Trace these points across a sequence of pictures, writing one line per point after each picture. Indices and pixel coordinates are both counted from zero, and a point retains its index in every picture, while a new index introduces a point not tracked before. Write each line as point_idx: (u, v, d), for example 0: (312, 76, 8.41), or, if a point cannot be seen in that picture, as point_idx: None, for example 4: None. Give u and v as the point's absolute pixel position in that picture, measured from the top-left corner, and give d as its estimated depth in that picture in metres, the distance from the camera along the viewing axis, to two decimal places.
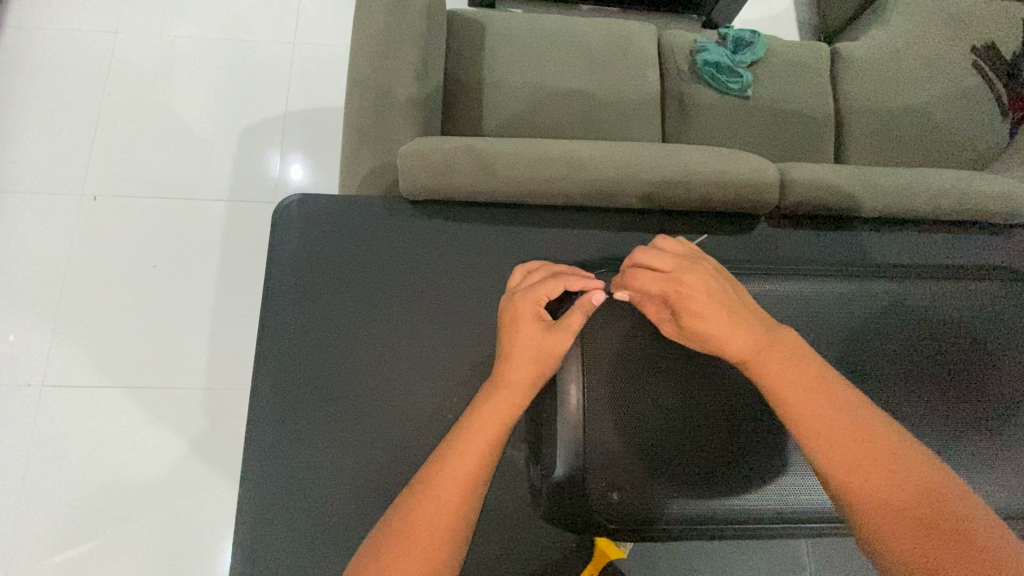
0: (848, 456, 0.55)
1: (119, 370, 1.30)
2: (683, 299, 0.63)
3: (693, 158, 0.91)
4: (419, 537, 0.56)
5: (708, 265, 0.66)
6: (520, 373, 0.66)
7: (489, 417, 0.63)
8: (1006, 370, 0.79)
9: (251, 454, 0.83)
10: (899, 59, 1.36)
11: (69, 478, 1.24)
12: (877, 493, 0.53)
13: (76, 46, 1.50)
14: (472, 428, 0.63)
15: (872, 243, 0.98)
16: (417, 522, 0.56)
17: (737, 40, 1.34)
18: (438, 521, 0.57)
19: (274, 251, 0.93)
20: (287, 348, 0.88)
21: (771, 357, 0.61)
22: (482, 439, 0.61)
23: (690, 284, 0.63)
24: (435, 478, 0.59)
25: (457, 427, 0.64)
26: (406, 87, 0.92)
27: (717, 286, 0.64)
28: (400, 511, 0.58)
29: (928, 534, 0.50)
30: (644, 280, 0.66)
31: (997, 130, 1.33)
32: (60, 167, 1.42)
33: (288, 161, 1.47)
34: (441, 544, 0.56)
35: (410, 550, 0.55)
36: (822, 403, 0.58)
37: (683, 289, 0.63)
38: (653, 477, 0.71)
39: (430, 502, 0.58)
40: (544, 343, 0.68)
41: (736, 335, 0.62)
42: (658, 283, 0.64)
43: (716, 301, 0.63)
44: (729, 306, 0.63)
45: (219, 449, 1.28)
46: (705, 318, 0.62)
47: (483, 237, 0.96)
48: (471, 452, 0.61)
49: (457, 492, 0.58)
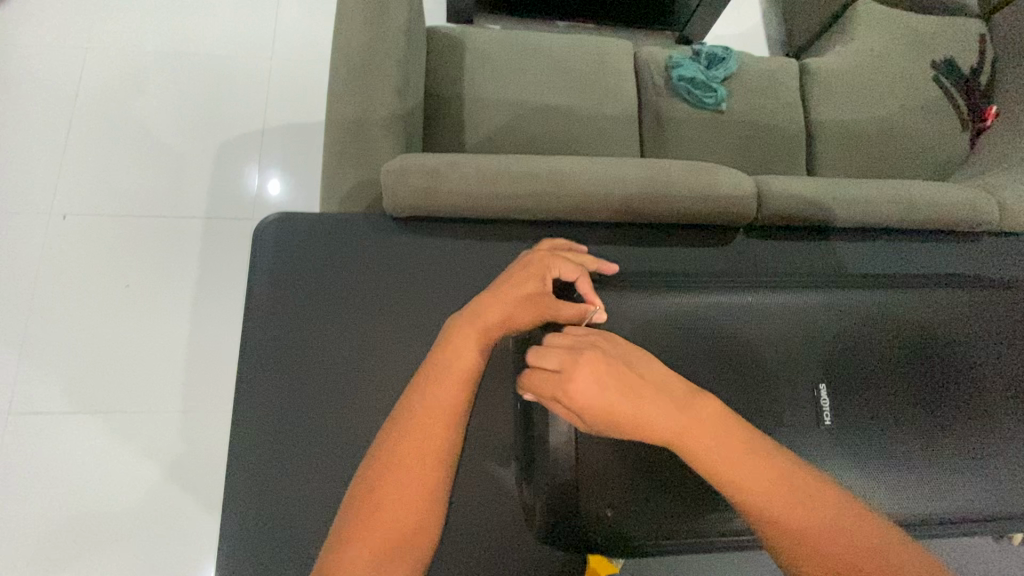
0: (793, 525, 0.50)
1: (92, 393, 1.26)
2: (574, 398, 0.56)
3: (673, 172, 0.93)
4: (407, 463, 0.55)
5: (592, 342, 0.60)
6: (498, 311, 0.65)
7: (464, 346, 0.62)
8: (980, 374, 0.82)
9: (235, 478, 0.81)
10: (865, 74, 1.41)
11: (39, 507, 1.18)
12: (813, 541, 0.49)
13: (46, 62, 1.47)
14: (450, 357, 0.61)
15: (849, 252, 1.01)
16: (405, 457, 0.55)
17: (711, 56, 1.38)
18: (425, 445, 0.56)
19: (256, 269, 0.91)
20: (269, 368, 0.86)
21: (670, 433, 0.55)
22: (460, 366, 0.60)
23: (584, 385, 0.56)
24: (416, 410, 0.58)
25: (434, 357, 0.62)
26: (388, 103, 0.93)
27: (611, 368, 0.57)
28: (384, 449, 0.56)
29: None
30: (538, 378, 0.59)
31: (959, 141, 1.39)
32: (28, 186, 1.38)
33: (268, 176, 1.45)
34: (432, 476, 0.55)
35: (400, 487, 0.53)
36: (757, 474, 0.52)
37: (571, 387, 0.56)
38: (648, 494, 0.71)
39: (415, 431, 0.56)
40: (529, 300, 0.67)
41: (653, 425, 0.55)
42: (547, 379, 0.59)
43: (602, 385, 0.56)
44: (619, 379, 0.57)
45: (198, 474, 1.24)
46: (596, 404, 0.56)
47: (470, 252, 0.96)
48: (452, 379, 0.59)
49: (444, 422, 0.57)
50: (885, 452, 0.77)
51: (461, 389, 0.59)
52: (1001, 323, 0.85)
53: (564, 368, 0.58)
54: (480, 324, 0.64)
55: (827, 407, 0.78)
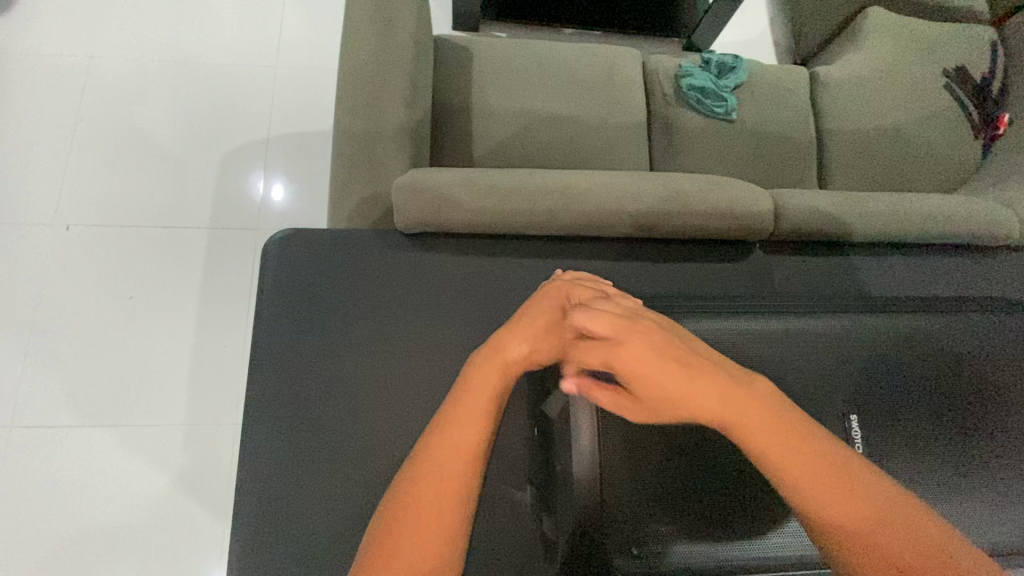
0: (824, 492, 0.51)
1: (96, 405, 1.25)
2: (628, 369, 0.57)
3: (687, 186, 0.91)
4: (427, 505, 0.54)
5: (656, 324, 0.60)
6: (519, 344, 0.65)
7: (482, 382, 0.61)
8: (1005, 394, 0.80)
9: (243, 498, 0.79)
10: (876, 82, 1.39)
11: (41, 522, 1.17)
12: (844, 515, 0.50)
13: (49, 69, 1.46)
14: (469, 394, 0.60)
15: (868, 269, 0.99)
16: (424, 500, 0.54)
17: (721, 64, 1.37)
18: (444, 487, 0.55)
19: (265, 284, 0.90)
20: (277, 386, 0.85)
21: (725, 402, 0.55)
22: (480, 403, 0.60)
23: (631, 352, 0.57)
24: (438, 445, 0.57)
25: (453, 391, 0.62)
26: (397, 115, 0.91)
27: (665, 344, 0.58)
28: (403, 486, 0.56)
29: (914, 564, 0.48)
30: (585, 352, 0.60)
31: (971, 148, 1.38)
32: (30, 194, 1.36)
33: (273, 183, 1.44)
34: (452, 513, 0.54)
35: (419, 523, 0.53)
36: (788, 444, 0.53)
37: (629, 357, 0.57)
38: (672, 527, 0.69)
39: (436, 475, 0.55)
40: (551, 326, 0.66)
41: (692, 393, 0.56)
42: (597, 353, 0.59)
43: (662, 359, 0.56)
44: (680, 355, 0.57)
45: (203, 486, 1.23)
46: (650, 374, 0.56)
47: (481, 266, 0.95)
48: (471, 416, 0.59)
49: (461, 458, 0.56)
50: (912, 477, 0.75)
51: (480, 429, 0.58)
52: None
53: (620, 342, 0.58)
54: (502, 356, 0.64)
55: (858, 433, 0.76)
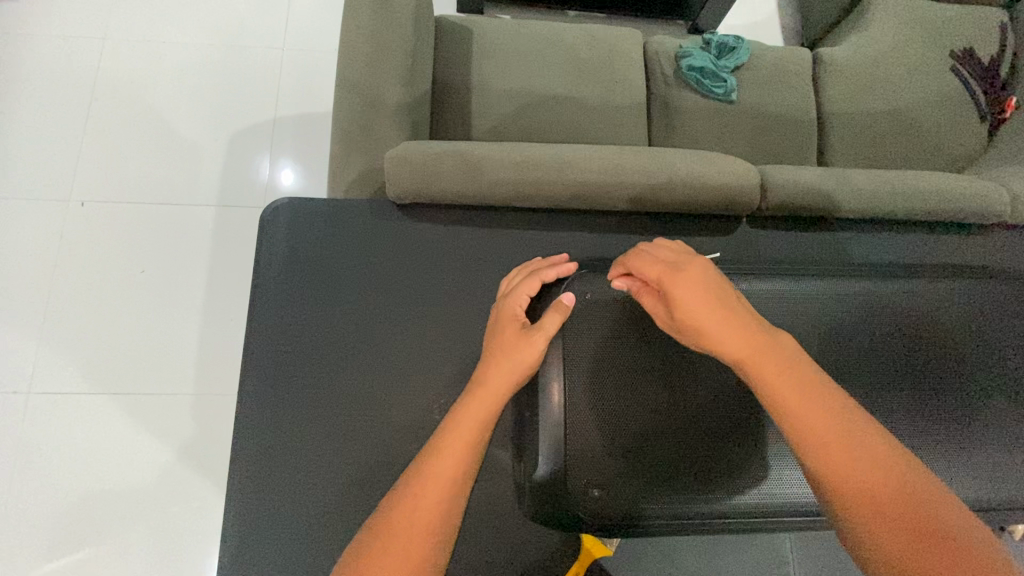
0: (833, 452, 0.56)
1: (109, 375, 1.30)
2: (682, 294, 0.65)
3: (676, 160, 0.93)
4: (400, 534, 0.57)
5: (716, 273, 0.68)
6: (498, 377, 0.68)
7: (464, 420, 0.65)
8: (980, 364, 0.82)
9: (241, 456, 0.83)
10: (880, 64, 1.38)
11: (56, 483, 1.23)
12: (851, 477, 0.55)
13: (65, 51, 1.50)
14: (450, 430, 0.64)
15: (853, 243, 1.00)
16: (398, 527, 0.57)
17: (722, 45, 1.37)
18: (419, 519, 0.58)
19: (264, 254, 0.93)
20: (275, 351, 0.88)
21: (762, 359, 0.61)
22: (461, 438, 0.63)
23: (689, 275, 0.66)
24: (418, 478, 0.60)
25: (438, 429, 0.66)
26: (394, 91, 0.94)
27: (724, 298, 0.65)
28: (384, 511, 0.59)
29: (917, 532, 0.52)
30: (645, 264, 0.70)
31: (976, 132, 1.36)
32: (48, 170, 1.41)
33: (279, 165, 1.47)
34: (423, 546, 0.57)
35: (392, 550, 0.56)
36: (805, 400, 0.59)
37: (689, 289, 0.65)
38: (635, 472, 0.73)
39: (412, 505, 0.58)
40: (516, 343, 0.71)
41: (726, 327, 0.63)
42: (658, 268, 0.68)
43: (713, 300, 0.64)
44: (735, 309, 0.64)
45: (208, 454, 1.28)
46: (698, 310, 0.64)
47: (473, 239, 0.97)
48: (451, 450, 0.62)
49: (436, 490, 0.59)
50: None
51: (460, 465, 0.61)
52: (998, 313, 0.85)
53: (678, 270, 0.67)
54: (483, 391, 0.67)
55: None
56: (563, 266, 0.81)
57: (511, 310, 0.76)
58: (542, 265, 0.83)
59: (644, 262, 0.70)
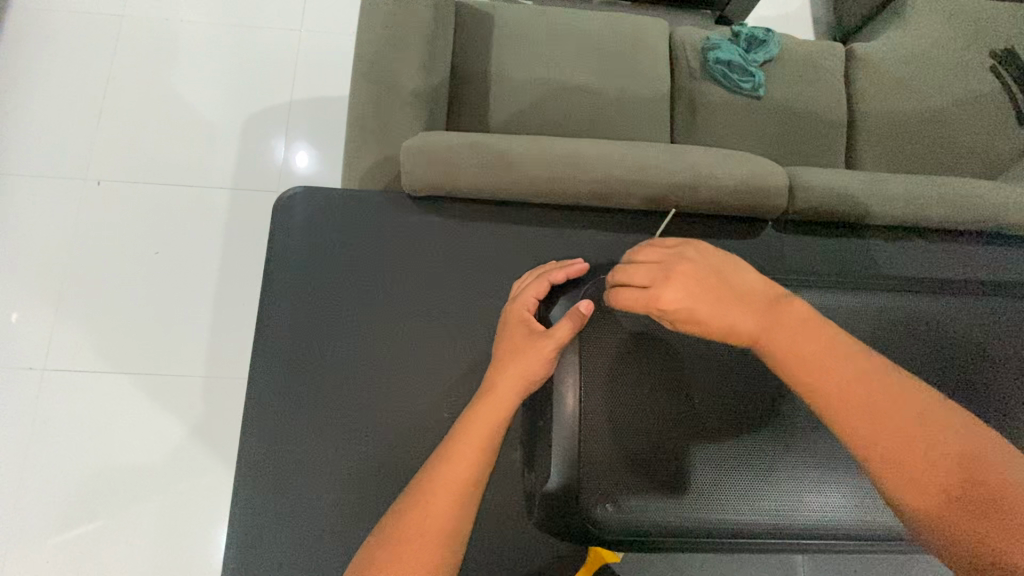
0: (866, 417, 0.53)
1: (122, 354, 1.31)
2: (671, 310, 0.64)
3: (701, 160, 0.90)
4: (410, 543, 0.56)
5: (695, 264, 0.66)
6: (507, 383, 0.68)
7: (476, 427, 0.64)
8: (1002, 382, 0.80)
9: (248, 446, 0.83)
10: (915, 61, 1.33)
11: (69, 459, 1.24)
12: (892, 442, 0.52)
13: (83, 28, 1.49)
14: (461, 437, 0.63)
15: (882, 253, 0.97)
16: (409, 534, 0.56)
17: (751, 38, 1.32)
18: (430, 525, 0.57)
19: (276, 243, 0.92)
20: (285, 342, 0.88)
21: (779, 334, 0.60)
22: (473, 445, 0.62)
23: (670, 291, 0.64)
24: (428, 486, 0.60)
25: (448, 435, 0.65)
26: (413, 80, 0.91)
27: (712, 291, 0.64)
28: (393, 519, 0.58)
29: (976, 500, 0.47)
30: (626, 297, 0.68)
31: (1015, 136, 1.29)
32: (65, 148, 1.41)
33: (294, 148, 1.46)
34: (434, 554, 0.56)
35: (402, 557, 0.55)
36: (834, 370, 0.56)
37: (673, 301, 0.64)
38: (649, 487, 0.71)
39: (422, 512, 0.58)
40: (525, 349, 0.70)
41: (738, 325, 0.62)
42: (638, 299, 0.66)
43: (704, 302, 0.63)
44: (732, 292, 0.64)
45: (218, 438, 1.28)
46: (695, 312, 0.63)
47: (489, 235, 0.95)
48: (463, 456, 0.61)
49: (447, 497, 0.59)
50: None
51: (471, 471, 0.60)
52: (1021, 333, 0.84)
53: (657, 290, 0.65)
54: (494, 398, 0.67)
55: None
56: (572, 269, 0.80)
57: (520, 312, 0.75)
58: (554, 265, 0.82)
59: (624, 292, 0.68)
